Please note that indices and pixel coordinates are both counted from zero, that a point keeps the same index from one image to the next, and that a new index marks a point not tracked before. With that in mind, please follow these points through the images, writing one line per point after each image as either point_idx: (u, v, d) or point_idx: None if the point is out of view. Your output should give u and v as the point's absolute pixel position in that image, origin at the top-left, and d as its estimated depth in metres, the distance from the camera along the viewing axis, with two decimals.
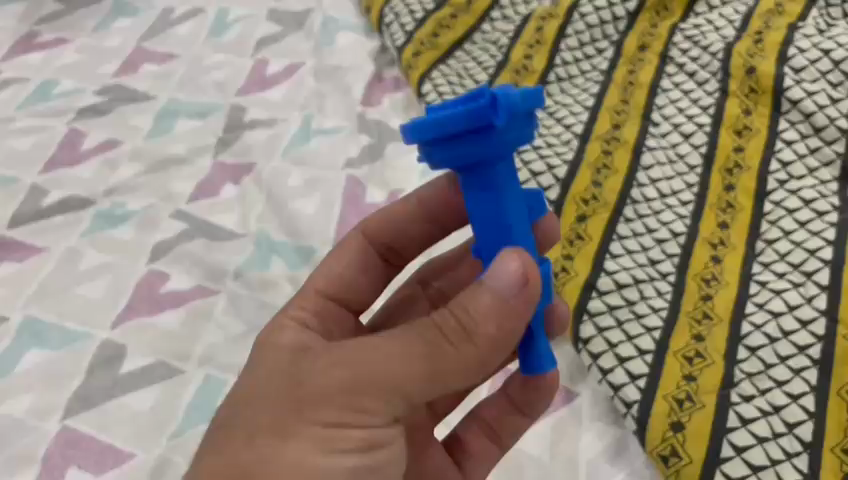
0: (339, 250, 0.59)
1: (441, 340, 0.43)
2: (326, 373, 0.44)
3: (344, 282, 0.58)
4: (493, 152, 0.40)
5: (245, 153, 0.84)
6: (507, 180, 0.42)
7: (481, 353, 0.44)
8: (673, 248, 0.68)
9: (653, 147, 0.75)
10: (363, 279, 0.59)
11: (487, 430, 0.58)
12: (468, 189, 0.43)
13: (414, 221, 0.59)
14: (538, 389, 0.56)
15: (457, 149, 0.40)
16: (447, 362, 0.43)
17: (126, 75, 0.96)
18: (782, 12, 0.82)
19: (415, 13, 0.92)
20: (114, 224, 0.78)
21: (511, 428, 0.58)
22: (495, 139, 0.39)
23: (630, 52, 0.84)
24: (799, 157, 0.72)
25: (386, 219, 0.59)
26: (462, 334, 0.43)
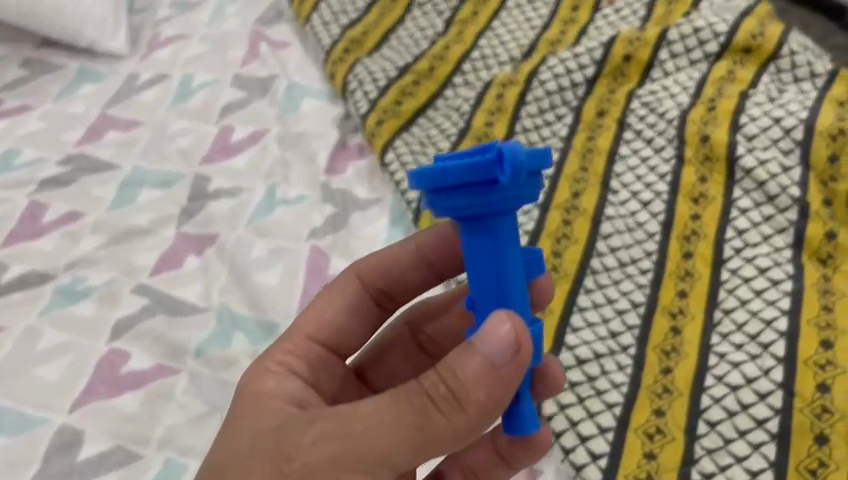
0: (331, 291, 0.59)
1: (430, 409, 0.41)
2: (317, 446, 0.44)
3: (336, 324, 0.58)
4: (495, 207, 0.38)
5: (209, 223, 0.84)
6: (509, 238, 0.40)
7: (474, 420, 0.42)
8: (633, 319, 0.69)
9: (612, 216, 0.77)
10: (355, 321, 0.59)
11: (470, 474, 0.58)
12: (468, 245, 0.40)
13: (415, 263, 0.59)
14: (526, 447, 0.54)
15: (457, 201, 0.37)
16: (436, 431, 0.42)
17: (90, 142, 0.96)
18: (734, 79, 0.85)
19: (379, 81, 0.94)
20: (75, 301, 0.77)
21: (495, 476, 0.57)
22: (498, 195, 0.37)
23: (588, 118, 0.86)
24: (754, 224, 0.73)
25: (383, 262, 0.59)
26: (451, 401, 0.41)
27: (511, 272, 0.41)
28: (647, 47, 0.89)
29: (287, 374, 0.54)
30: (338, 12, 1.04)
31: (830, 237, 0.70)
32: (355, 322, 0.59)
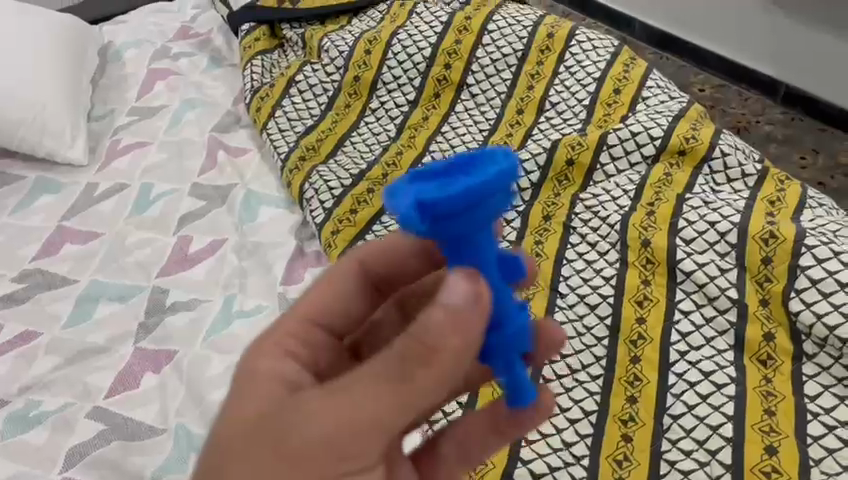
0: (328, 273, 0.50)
1: (411, 364, 0.36)
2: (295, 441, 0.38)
3: (334, 310, 0.49)
4: (465, 231, 0.34)
5: (165, 339, 0.84)
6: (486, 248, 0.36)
7: (452, 367, 0.37)
8: (585, 427, 0.71)
9: (561, 321, 0.79)
10: (357, 305, 0.49)
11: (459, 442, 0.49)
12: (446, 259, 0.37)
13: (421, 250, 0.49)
14: (521, 423, 0.46)
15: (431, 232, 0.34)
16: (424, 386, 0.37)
17: (46, 257, 0.96)
18: (671, 181, 0.89)
19: (334, 189, 0.96)
20: (27, 428, 0.77)
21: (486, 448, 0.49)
22: (465, 221, 0.33)
23: (535, 222, 0.90)
24: (697, 326, 0.77)
25: (388, 244, 0.49)
26: (427, 355, 0.36)
27: (488, 261, 0.36)
28: (588, 151, 0.93)
29: (282, 356, 0.45)
30: (295, 118, 1.09)
31: (768, 339, 0.74)
32: (355, 308, 0.49)
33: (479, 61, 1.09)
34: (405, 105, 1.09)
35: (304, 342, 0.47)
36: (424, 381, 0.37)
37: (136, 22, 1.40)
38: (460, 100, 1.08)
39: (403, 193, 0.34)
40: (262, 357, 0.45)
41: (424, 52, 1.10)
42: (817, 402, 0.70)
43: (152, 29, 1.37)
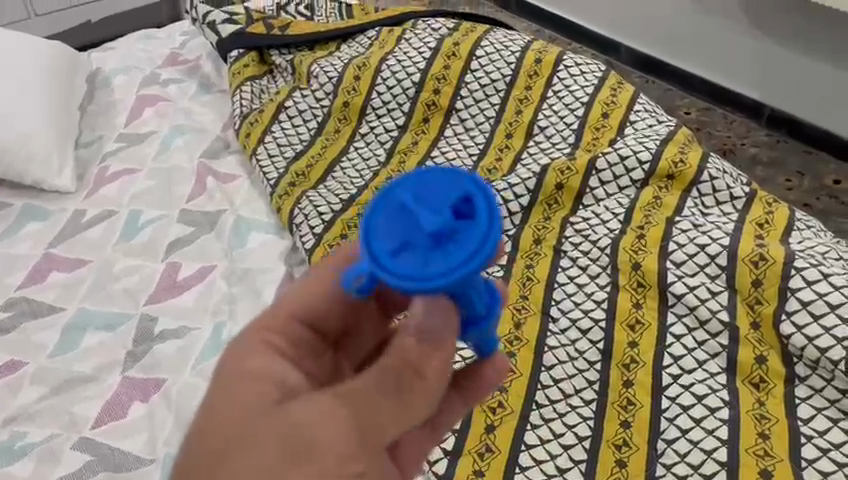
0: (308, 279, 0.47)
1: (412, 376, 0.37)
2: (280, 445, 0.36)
3: (312, 312, 0.46)
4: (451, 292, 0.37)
5: (154, 367, 0.83)
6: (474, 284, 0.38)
7: (434, 388, 0.38)
8: (580, 453, 0.70)
9: (554, 345, 0.79)
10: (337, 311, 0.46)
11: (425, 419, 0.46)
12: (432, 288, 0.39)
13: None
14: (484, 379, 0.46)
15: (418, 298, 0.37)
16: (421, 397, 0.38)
17: (32, 285, 0.95)
18: (660, 204, 0.90)
19: (324, 214, 0.96)
20: (12, 460, 0.75)
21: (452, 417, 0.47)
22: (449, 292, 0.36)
23: (526, 246, 0.90)
24: (689, 350, 0.77)
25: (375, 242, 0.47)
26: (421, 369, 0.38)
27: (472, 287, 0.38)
28: (577, 175, 0.94)
29: (268, 354, 0.43)
30: (285, 144, 1.09)
31: (760, 362, 0.74)
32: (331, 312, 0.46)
33: (468, 86, 1.09)
34: (394, 130, 1.10)
35: (289, 345, 0.45)
36: (412, 400, 0.38)
37: (125, 49, 1.40)
38: (449, 125, 1.09)
39: (388, 263, 0.36)
40: (245, 357, 0.42)
41: (413, 78, 1.11)
42: (811, 425, 0.70)
43: (141, 55, 1.37)
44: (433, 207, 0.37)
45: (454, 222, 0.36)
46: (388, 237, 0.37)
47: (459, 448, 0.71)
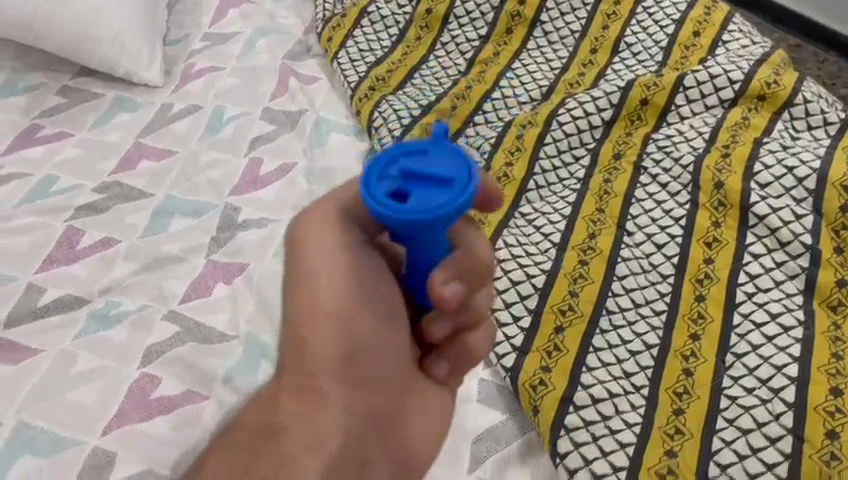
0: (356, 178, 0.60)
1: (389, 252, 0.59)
2: (315, 321, 0.56)
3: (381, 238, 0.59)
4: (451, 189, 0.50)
5: (237, 253, 0.87)
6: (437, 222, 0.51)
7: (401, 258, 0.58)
8: (646, 360, 0.71)
9: (628, 257, 0.79)
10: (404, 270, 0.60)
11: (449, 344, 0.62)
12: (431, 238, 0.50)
13: None
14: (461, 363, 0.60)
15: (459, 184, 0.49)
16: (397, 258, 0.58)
17: (124, 171, 0.98)
18: (747, 125, 0.88)
19: (403, 118, 0.97)
20: (109, 326, 0.80)
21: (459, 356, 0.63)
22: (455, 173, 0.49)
23: (606, 160, 0.89)
24: (766, 270, 0.76)
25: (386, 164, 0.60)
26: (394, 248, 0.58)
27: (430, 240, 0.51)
28: (664, 91, 0.92)
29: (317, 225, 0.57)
30: (366, 50, 1.09)
31: (840, 285, 0.74)
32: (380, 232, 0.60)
33: None
34: (476, 40, 1.08)
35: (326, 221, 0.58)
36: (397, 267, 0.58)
37: None
38: (533, 38, 1.06)
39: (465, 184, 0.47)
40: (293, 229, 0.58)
41: None
42: None
43: None
44: (389, 181, 0.48)
45: (398, 158, 0.49)
46: (434, 198, 0.46)
47: (527, 346, 0.73)
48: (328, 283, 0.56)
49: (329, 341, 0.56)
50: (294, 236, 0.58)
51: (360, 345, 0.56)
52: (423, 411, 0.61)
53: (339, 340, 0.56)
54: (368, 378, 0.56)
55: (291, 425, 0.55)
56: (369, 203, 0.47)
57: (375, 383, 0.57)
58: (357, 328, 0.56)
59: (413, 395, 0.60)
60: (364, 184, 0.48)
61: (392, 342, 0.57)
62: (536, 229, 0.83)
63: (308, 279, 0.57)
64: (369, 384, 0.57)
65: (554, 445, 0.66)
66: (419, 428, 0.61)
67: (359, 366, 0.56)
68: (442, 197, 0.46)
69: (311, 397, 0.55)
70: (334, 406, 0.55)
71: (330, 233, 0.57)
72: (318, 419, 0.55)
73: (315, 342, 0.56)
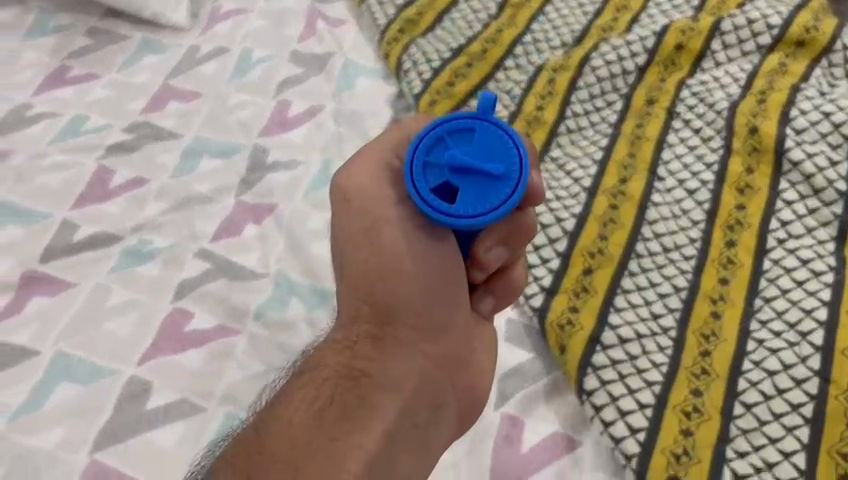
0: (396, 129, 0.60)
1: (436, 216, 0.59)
2: (386, 271, 0.58)
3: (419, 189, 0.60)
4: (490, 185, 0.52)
5: (267, 194, 0.88)
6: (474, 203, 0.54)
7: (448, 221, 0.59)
8: (675, 302, 0.72)
9: (658, 202, 0.79)
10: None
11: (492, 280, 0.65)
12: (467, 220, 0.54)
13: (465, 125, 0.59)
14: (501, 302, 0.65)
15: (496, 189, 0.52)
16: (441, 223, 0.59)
17: (154, 112, 0.98)
18: (785, 72, 0.87)
19: (433, 62, 0.96)
20: (141, 261, 0.82)
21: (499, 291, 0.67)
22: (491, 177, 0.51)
23: (638, 106, 0.88)
24: (798, 216, 0.76)
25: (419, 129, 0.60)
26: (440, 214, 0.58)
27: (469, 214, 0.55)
28: (700, 37, 0.90)
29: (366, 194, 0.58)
30: None
31: None
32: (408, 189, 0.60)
33: None
34: None
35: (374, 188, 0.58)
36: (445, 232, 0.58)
37: None
38: None
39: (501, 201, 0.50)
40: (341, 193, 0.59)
41: None
42: None
43: None
44: (436, 172, 0.51)
45: (449, 147, 0.51)
46: (473, 203, 0.50)
47: (555, 287, 0.73)
48: (393, 233, 0.58)
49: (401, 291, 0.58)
50: (351, 187, 0.59)
51: (431, 293, 0.59)
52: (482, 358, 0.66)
53: (409, 290, 0.58)
54: (435, 325, 0.60)
55: (371, 367, 0.58)
56: (417, 196, 0.51)
57: (442, 333, 0.61)
58: (428, 276, 0.58)
59: (474, 343, 0.64)
60: (411, 172, 0.52)
61: (458, 292, 0.60)
62: (567, 173, 0.82)
63: (372, 230, 0.58)
64: (439, 332, 0.61)
65: (581, 383, 0.68)
66: (479, 374, 0.65)
67: (428, 315, 0.60)
68: (487, 197, 0.50)
69: (386, 345, 0.59)
70: (409, 351, 0.59)
71: (382, 194, 0.58)
72: (396, 365, 0.59)
73: (387, 295, 0.59)
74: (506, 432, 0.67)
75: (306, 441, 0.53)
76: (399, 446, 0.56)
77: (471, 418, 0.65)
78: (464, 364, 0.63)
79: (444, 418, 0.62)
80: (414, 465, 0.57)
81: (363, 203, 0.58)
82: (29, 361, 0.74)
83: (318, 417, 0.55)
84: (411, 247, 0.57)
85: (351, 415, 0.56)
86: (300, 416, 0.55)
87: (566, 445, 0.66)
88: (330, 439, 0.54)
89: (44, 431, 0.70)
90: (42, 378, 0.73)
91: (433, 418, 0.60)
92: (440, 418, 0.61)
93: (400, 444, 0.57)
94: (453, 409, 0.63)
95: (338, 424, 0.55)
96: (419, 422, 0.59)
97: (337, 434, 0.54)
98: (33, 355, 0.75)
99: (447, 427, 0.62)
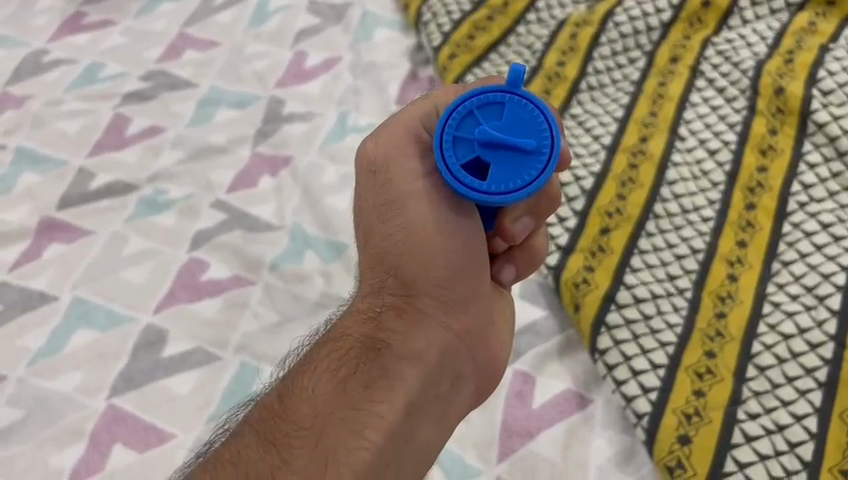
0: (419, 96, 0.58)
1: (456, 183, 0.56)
2: (410, 241, 0.56)
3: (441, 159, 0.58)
4: None
5: (283, 145, 0.87)
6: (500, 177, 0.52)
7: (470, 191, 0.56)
8: (691, 264, 0.71)
9: (679, 163, 0.78)
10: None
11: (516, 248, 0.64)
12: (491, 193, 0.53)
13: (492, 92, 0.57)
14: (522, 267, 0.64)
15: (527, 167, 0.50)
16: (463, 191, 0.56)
17: (170, 60, 0.97)
18: (815, 31, 0.84)
19: (453, 14, 0.94)
20: (158, 211, 0.82)
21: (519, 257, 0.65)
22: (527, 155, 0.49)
23: (661, 63, 0.86)
24: (821, 180, 0.75)
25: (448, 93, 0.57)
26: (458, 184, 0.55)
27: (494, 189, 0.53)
28: None
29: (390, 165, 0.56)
30: None
31: None
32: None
33: None
34: None
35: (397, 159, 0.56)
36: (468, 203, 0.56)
37: None
38: None
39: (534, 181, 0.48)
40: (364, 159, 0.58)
41: None
42: None
43: None
44: (466, 148, 0.49)
45: (480, 123, 0.49)
46: (506, 181, 0.49)
47: (571, 245, 0.73)
48: (418, 204, 0.55)
49: (425, 262, 0.56)
50: (376, 154, 0.56)
51: (457, 265, 0.57)
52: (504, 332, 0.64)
53: (430, 263, 0.56)
54: (459, 297, 0.58)
55: (395, 338, 0.56)
56: (447, 173, 0.49)
57: (467, 305, 0.58)
58: (453, 247, 0.56)
59: (494, 317, 0.62)
60: (441, 148, 0.49)
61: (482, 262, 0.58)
62: (586, 132, 0.82)
63: (396, 198, 0.56)
64: (463, 304, 0.58)
65: (594, 342, 0.68)
66: (501, 347, 0.63)
67: (454, 287, 0.57)
68: (518, 173, 0.49)
69: (410, 316, 0.57)
70: (432, 324, 0.57)
71: (407, 163, 0.55)
72: (416, 337, 0.56)
73: (411, 266, 0.57)
74: (518, 387, 0.68)
75: (326, 412, 0.53)
76: (419, 418, 0.55)
77: (489, 392, 0.64)
78: (487, 336, 0.61)
79: (464, 390, 0.60)
80: (432, 437, 0.56)
81: (388, 171, 0.56)
82: (48, 306, 0.75)
83: (340, 388, 0.54)
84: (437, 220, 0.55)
85: (372, 385, 0.54)
86: (322, 386, 0.54)
87: (577, 403, 0.67)
88: (351, 409, 0.53)
89: (62, 375, 0.71)
90: (60, 323, 0.74)
91: (453, 390, 0.59)
92: (459, 390, 0.59)
93: (420, 416, 0.55)
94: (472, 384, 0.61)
95: (359, 395, 0.54)
96: (440, 395, 0.57)
97: (358, 405, 0.53)
98: (51, 300, 0.76)
99: (466, 399, 0.60)
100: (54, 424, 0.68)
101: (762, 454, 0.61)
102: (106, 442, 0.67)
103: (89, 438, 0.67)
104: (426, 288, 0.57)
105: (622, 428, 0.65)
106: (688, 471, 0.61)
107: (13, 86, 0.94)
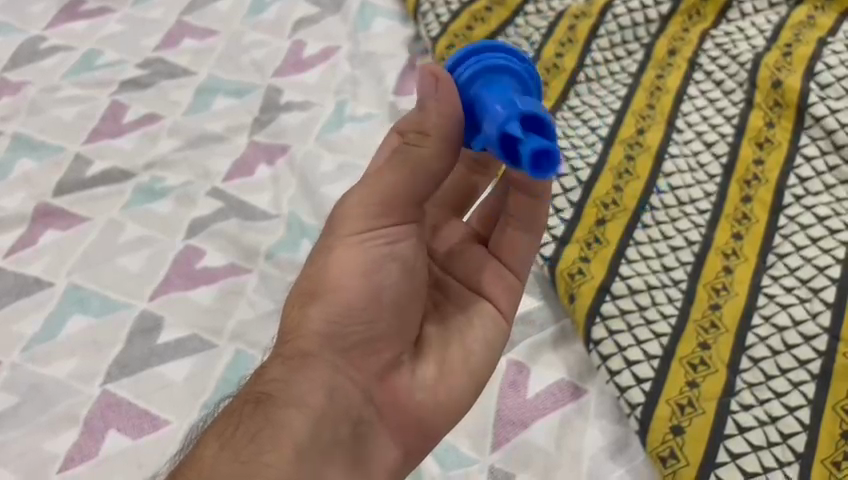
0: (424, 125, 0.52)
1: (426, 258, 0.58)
2: (315, 286, 0.54)
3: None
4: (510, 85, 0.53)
5: (280, 134, 0.87)
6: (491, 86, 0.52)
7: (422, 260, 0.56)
8: (686, 256, 0.72)
9: (675, 155, 0.78)
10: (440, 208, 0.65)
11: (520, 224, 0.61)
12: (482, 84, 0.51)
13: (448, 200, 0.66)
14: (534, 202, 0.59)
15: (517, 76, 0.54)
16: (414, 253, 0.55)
17: (168, 48, 0.96)
18: (813, 25, 0.84)
19: (451, 4, 0.93)
20: (154, 199, 0.82)
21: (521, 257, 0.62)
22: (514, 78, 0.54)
23: (659, 55, 0.86)
24: (818, 173, 0.75)
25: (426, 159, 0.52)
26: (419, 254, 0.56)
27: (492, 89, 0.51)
28: None
29: (362, 218, 0.53)
30: None
31: None
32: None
33: None
34: None
35: (368, 220, 0.53)
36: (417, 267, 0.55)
37: None
38: None
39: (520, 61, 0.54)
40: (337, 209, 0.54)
41: None
42: None
43: None
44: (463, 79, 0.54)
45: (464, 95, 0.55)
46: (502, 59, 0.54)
47: (568, 237, 0.73)
48: (345, 251, 0.53)
49: (327, 302, 0.53)
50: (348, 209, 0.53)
51: (362, 297, 0.53)
52: (432, 368, 0.56)
53: (335, 302, 0.53)
54: (368, 334, 0.53)
55: (277, 387, 0.51)
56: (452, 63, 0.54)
57: (369, 343, 0.53)
58: (368, 285, 0.53)
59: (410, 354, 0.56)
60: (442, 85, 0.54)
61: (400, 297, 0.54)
62: (584, 123, 0.81)
63: (348, 245, 0.53)
64: (367, 342, 0.53)
65: (589, 333, 0.68)
66: (422, 390, 0.55)
67: (360, 318, 0.53)
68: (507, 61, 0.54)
69: (296, 361, 0.52)
70: (325, 364, 0.52)
71: (371, 219, 0.53)
72: (306, 377, 0.51)
73: (314, 306, 0.53)
74: (513, 377, 0.68)
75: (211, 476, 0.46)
76: (315, 467, 0.49)
77: (427, 441, 0.56)
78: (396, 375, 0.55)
79: (376, 436, 0.53)
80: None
81: (346, 218, 0.54)
82: (43, 293, 0.75)
83: (224, 446, 0.48)
84: (367, 265, 0.53)
85: (256, 437, 0.48)
86: (207, 451, 0.48)
87: (571, 393, 0.67)
88: (235, 464, 0.47)
89: (57, 361, 0.71)
90: (55, 309, 0.74)
91: (358, 435, 0.52)
92: (370, 436, 0.53)
93: (316, 463, 0.49)
94: (389, 430, 0.54)
95: (243, 447, 0.48)
96: (338, 441, 0.51)
97: (243, 457, 0.47)
98: (47, 287, 0.75)
99: (381, 447, 0.53)
100: (49, 410, 0.68)
101: (755, 445, 0.61)
102: (101, 429, 0.67)
103: (83, 423, 0.67)
104: (320, 330, 0.53)
105: (616, 418, 0.65)
106: (681, 461, 0.61)
107: (10, 73, 0.94)
